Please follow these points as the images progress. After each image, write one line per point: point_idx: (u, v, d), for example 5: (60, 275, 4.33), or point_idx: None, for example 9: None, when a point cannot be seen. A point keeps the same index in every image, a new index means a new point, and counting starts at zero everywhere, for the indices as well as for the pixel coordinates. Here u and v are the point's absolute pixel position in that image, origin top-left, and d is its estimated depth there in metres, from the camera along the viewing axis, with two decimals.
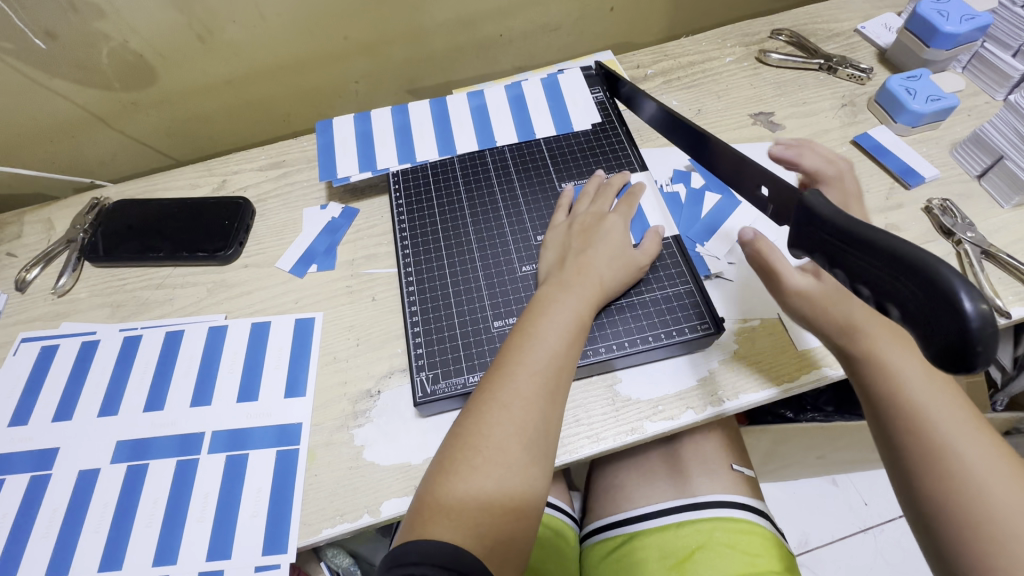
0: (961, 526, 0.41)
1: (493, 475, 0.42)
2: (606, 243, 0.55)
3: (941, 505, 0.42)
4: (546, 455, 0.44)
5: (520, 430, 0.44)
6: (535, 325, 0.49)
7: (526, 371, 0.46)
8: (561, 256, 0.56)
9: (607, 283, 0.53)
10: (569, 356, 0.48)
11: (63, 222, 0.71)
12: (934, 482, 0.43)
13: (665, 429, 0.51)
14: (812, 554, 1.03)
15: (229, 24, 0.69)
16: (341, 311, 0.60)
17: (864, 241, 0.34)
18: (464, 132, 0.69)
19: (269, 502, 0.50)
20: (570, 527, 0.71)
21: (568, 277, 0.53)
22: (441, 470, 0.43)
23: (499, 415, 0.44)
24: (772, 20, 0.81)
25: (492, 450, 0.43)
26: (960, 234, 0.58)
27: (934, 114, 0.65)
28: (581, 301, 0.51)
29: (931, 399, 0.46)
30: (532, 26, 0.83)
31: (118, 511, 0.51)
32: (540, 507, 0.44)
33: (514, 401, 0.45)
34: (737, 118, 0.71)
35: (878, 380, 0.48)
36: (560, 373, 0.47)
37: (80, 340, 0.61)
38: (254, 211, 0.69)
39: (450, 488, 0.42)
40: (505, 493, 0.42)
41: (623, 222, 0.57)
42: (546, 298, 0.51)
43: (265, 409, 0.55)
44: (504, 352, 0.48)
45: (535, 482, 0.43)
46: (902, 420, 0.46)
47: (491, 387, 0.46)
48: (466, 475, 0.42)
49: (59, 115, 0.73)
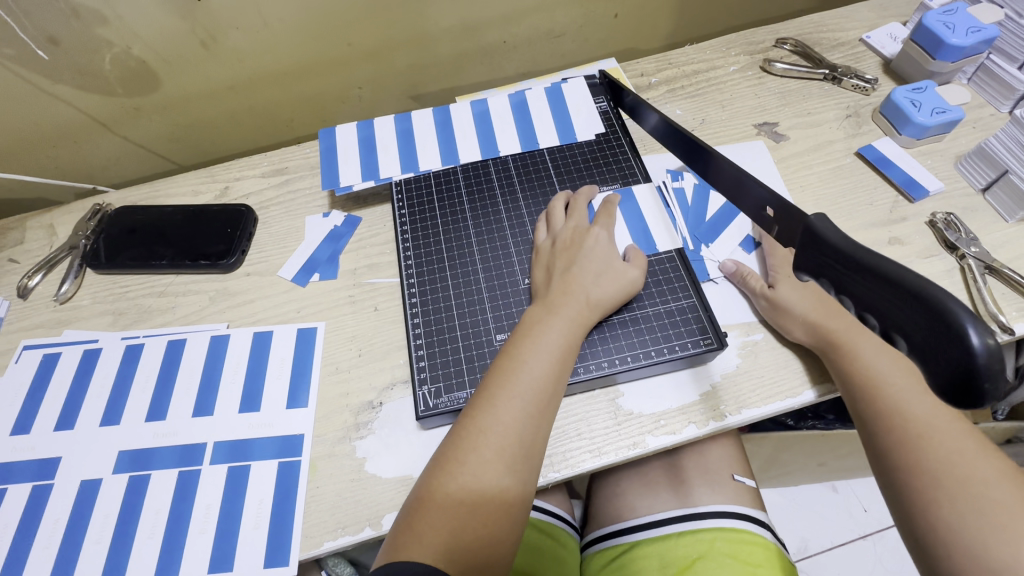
0: (927, 510, 0.42)
1: (469, 500, 0.43)
2: (593, 260, 0.55)
3: (913, 490, 0.43)
4: (525, 480, 0.44)
5: (499, 455, 0.44)
6: (521, 347, 0.49)
7: (508, 396, 0.46)
8: (548, 274, 0.55)
9: (595, 300, 0.52)
10: (554, 379, 0.48)
11: (65, 228, 0.71)
12: (907, 467, 0.44)
13: (667, 444, 0.51)
14: (811, 560, 1.03)
15: (233, 31, 0.69)
16: (343, 322, 0.60)
17: (870, 268, 0.34)
18: (468, 141, 0.69)
19: (271, 513, 0.50)
20: (571, 537, 0.71)
21: (555, 296, 0.53)
22: (421, 494, 0.44)
23: (479, 440, 0.44)
24: (777, 29, 0.81)
25: (469, 477, 0.43)
26: (964, 248, 0.58)
27: (939, 126, 0.65)
28: (569, 323, 0.51)
29: (900, 382, 0.47)
30: (536, 32, 0.82)
31: (119, 522, 0.51)
32: (515, 534, 0.44)
33: (494, 426, 0.45)
34: (741, 128, 0.71)
35: (846, 369, 0.49)
36: (544, 398, 0.47)
37: (83, 348, 0.61)
38: (256, 219, 0.69)
39: (427, 515, 0.42)
40: (482, 518, 0.42)
41: (608, 237, 0.57)
42: (532, 319, 0.51)
43: (267, 420, 0.55)
44: (488, 375, 0.48)
45: (514, 507, 0.44)
46: (874, 407, 0.47)
47: (473, 411, 0.46)
48: (442, 500, 0.43)
49: (61, 120, 0.73)
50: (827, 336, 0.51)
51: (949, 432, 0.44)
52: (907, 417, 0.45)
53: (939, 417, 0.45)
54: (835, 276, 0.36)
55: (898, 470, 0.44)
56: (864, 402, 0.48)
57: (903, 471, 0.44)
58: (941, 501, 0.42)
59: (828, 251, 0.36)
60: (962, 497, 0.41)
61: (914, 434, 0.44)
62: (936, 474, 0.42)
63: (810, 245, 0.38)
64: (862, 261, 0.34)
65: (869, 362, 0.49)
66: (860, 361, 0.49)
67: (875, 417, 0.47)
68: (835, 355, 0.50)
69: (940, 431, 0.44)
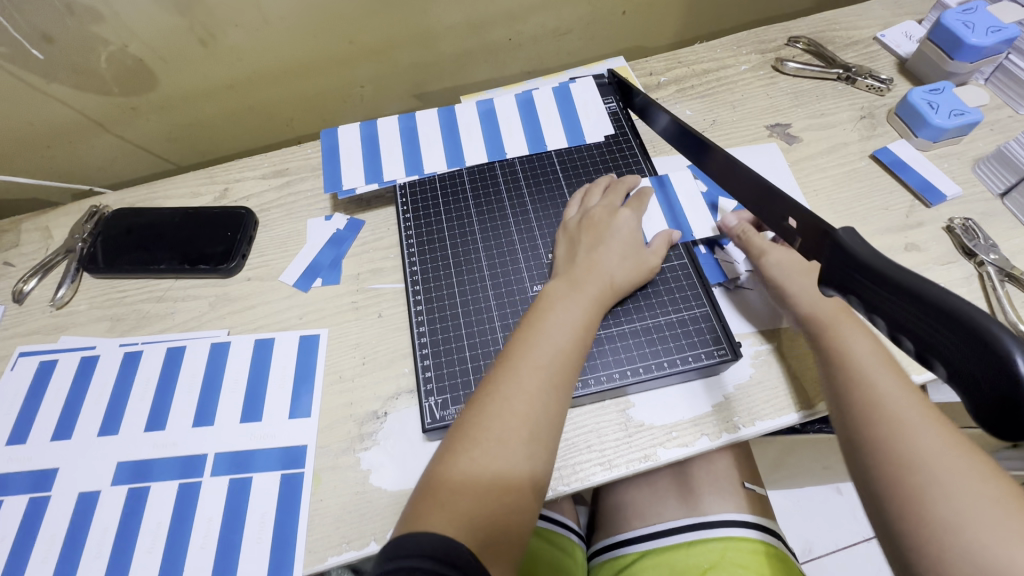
0: (911, 509, 0.38)
1: (490, 469, 0.41)
2: (619, 241, 0.54)
3: (893, 489, 0.39)
4: (546, 453, 0.43)
5: (521, 426, 0.43)
6: (543, 321, 0.48)
7: (528, 366, 0.45)
8: (571, 249, 0.55)
9: (618, 283, 0.52)
10: (576, 354, 0.47)
11: (62, 230, 0.69)
12: (889, 459, 0.40)
13: (678, 457, 0.49)
14: (816, 563, 1.02)
15: (232, 28, 0.67)
16: (346, 329, 0.59)
17: (905, 288, 0.33)
18: (473, 142, 0.67)
19: (274, 526, 0.49)
20: (577, 546, 0.69)
21: (578, 273, 0.52)
22: (440, 466, 0.42)
23: (499, 410, 0.43)
24: (789, 27, 0.79)
25: (490, 446, 0.42)
26: (982, 254, 0.56)
27: (957, 128, 0.63)
28: (591, 301, 0.50)
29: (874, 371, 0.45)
30: (542, 29, 0.81)
31: (118, 536, 0.49)
32: (535, 504, 0.42)
33: (517, 396, 0.44)
34: (753, 129, 0.70)
35: (834, 357, 0.48)
36: (565, 371, 0.46)
37: (80, 355, 0.59)
38: (257, 221, 0.68)
39: (447, 484, 0.41)
40: (504, 488, 0.41)
41: (636, 219, 0.56)
42: (553, 294, 0.50)
43: (269, 430, 0.54)
44: (508, 347, 0.47)
45: (535, 479, 0.42)
46: (856, 397, 0.45)
47: (494, 382, 0.45)
48: (463, 469, 0.41)
49: (57, 120, 0.71)
50: (819, 321, 0.50)
51: (931, 424, 0.41)
52: (890, 410, 0.43)
53: (922, 411, 0.42)
54: (869, 296, 0.36)
55: (879, 466, 0.41)
56: (846, 393, 0.45)
57: (884, 465, 0.41)
58: (923, 497, 0.38)
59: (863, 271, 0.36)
60: (941, 491, 0.38)
61: (897, 425, 0.42)
62: (917, 467, 0.39)
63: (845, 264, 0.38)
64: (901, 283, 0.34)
65: (856, 354, 0.47)
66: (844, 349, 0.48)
67: (858, 408, 0.44)
68: (823, 343, 0.49)
69: (921, 425, 0.41)
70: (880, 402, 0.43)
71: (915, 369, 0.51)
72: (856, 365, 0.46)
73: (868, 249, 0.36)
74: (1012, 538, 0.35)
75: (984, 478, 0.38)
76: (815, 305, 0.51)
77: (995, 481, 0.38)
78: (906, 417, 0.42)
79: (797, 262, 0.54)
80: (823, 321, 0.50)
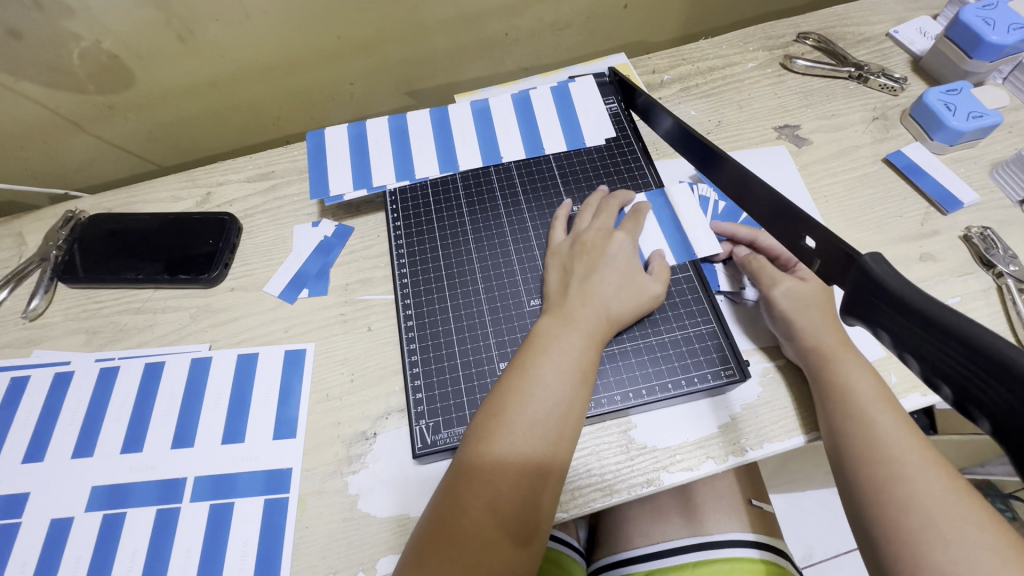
0: (906, 548, 0.37)
1: (483, 532, 0.39)
2: (613, 269, 0.51)
3: (888, 528, 0.38)
4: (543, 511, 0.40)
5: (517, 482, 0.40)
6: (539, 362, 0.45)
7: (528, 411, 0.42)
8: (564, 279, 0.52)
9: (615, 314, 0.49)
10: (577, 400, 0.44)
11: (35, 236, 0.66)
12: (888, 502, 0.39)
13: (681, 481, 0.47)
14: (817, 568, 0.97)
15: (212, 23, 0.63)
16: (334, 343, 0.56)
17: (934, 322, 0.32)
18: (467, 145, 0.64)
19: (257, 555, 0.47)
20: (575, 562, 0.67)
21: (571, 307, 0.49)
22: (431, 525, 0.40)
23: (494, 465, 0.41)
24: (798, 22, 0.75)
25: (483, 507, 0.39)
26: (1001, 266, 0.54)
27: (976, 132, 0.60)
28: (586, 337, 0.47)
29: (877, 408, 0.44)
30: (540, 24, 0.77)
31: (92, 565, 0.47)
32: (533, 563, 0.40)
33: (512, 450, 0.41)
34: (760, 131, 0.66)
35: (834, 390, 0.46)
36: (568, 417, 0.43)
37: (54, 371, 0.56)
38: (241, 228, 0.65)
39: (442, 541, 0.38)
40: (498, 551, 0.39)
41: (631, 243, 0.53)
42: (547, 331, 0.47)
43: (252, 451, 0.51)
44: (502, 391, 0.44)
45: (531, 539, 0.40)
46: (855, 435, 0.43)
47: (487, 431, 0.42)
48: (455, 532, 0.39)
49: (29, 119, 0.67)
50: (821, 352, 0.48)
51: (931, 467, 0.39)
52: (890, 450, 0.41)
53: (922, 452, 0.40)
54: (899, 331, 0.34)
55: (876, 507, 0.39)
56: (845, 428, 0.44)
57: (881, 507, 0.39)
58: (919, 542, 0.36)
59: (897, 307, 0.34)
60: (938, 538, 0.36)
61: (898, 468, 0.40)
62: (916, 511, 0.38)
63: (878, 298, 0.36)
64: (939, 321, 0.31)
65: (858, 388, 0.45)
66: (844, 380, 0.46)
67: (857, 445, 0.42)
68: (824, 375, 0.47)
69: (921, 466, 0.39)
70: (881, 441, 0.42)
71: (930, 389, 0.49)
72: (856, 400, 0.44)
73: (906, 284, 0.34)
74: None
75: (981, 526, 0.36)
76: (819, 335, 0.48)
77: (992, 529, 0.36)
78: (905, 455, 0.40)
79: (805, 293, 0.51)
80: (825, 353, 0.47)
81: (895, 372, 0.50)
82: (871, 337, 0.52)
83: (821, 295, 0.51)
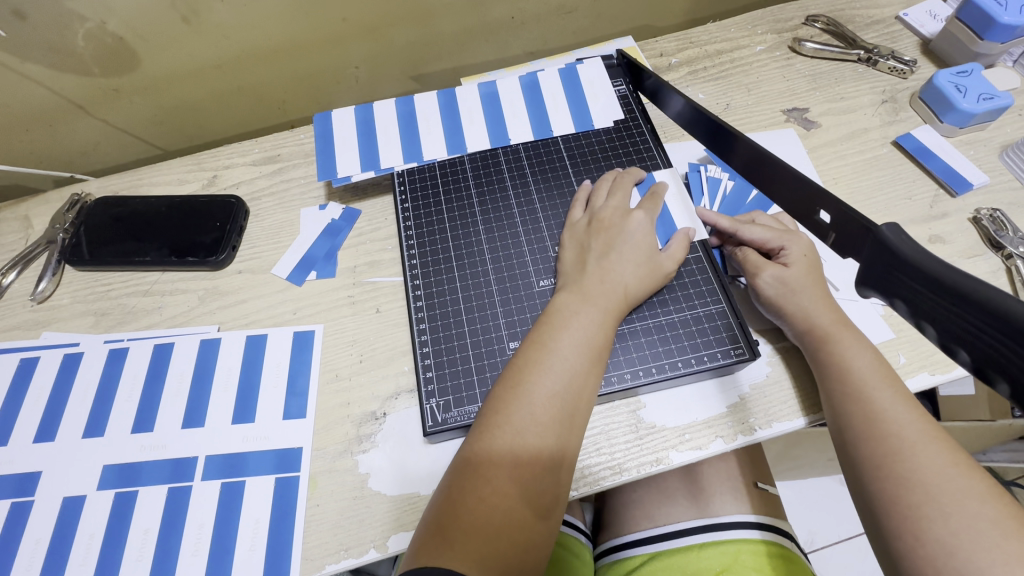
0: (907, 523, 0.37)
1: (503, 505, 0.39)
2: (632, 246, 0.51)
3: (891, 502, 0.38)
4: (559, 487, 0.41)
5: (535, 456, 0.41)
6: (555, 338, 0.45)
7: (541, 389, 0.42)
8: (582, 254, 0.52)
9: (632, 291, 0.49)
10: (590, 378, 0.44)
11: (41, 220, 0.66)
12: (888, 479, 0.39)
13: (691, 460, 0.47)
14: (818, 554, 0.97)
15: (217, 4, 0.63)
16: (343, 324, 0.56)
17: (949, 287, 0.33)
18: (476, 127, 0.64)
19: (268, 532, 0.47)
20: (584, 546, 0.68)
21: (590, 283, 0.49)
22: (450, 498, 0.40)
23: (511, 439, 0.41)
24: (806, 5, 0.75)
25: (500, 481, 0.40)
26: (1011, 246, 0.54)
27: (986, 114, 0.60)
28: (604, 312, 0.47)
29: (880, 385, 0.43)
30: (546, 7, 0.76)
31: (105, 542, 0.47)
32: (550, 537, 0.40)
33: (527, 427, 0.41)
34: (769, 114, 0.66)
35: (831, 370, 0.46)
36: (581, 394, 0.43)
37: (63, 352, 0.56)
38: (248, 211, 0.64)
39: (460, 518, 0.38)
40: (518, 527, 0.39)
41: (649, 221, 0.53)
42: (564, 306, 0.47)
43: (262, 431, 0.51)
44: (517, 368, 0.44)
45: (548, 512, 0.40)
46: (855, 413, 0.43)
47: (503, 406, 0.42)
48: (474, 504, 0.39)
49: (35, 102, 0.67)
50: (816, 333, 0.47)
51: (932, 443, 0.39)
52: (890, 427, 0.41)
53: (923, 428, 0.40)
54: (919, 301, 0.35)
55: (877, 483, 0.40)
56: (844, 406, 0.44)
57: (881, 484, 0.39)
58: (921, 517, 0.37)
59: (916, 276, 0.35)
60: (938, 512, 0.36)
61: (899, 445, 0.40)
62: (916, 486, 0.38)
63: (898, 270, 0.37)
64: (955, 286, 0.32)
65: (855, 366, 0.45)
66: (845, 359, 0.45)
67: (857, 424, 0.42)
68: (821, 355, 0.46)
69: (922, 441, 0.40)
70: (880, 419, 0.42)
71: (939, 369, 0.49)
72: (854, 378, 0.44)
73: (921, 253, 0.35)
74: (1010, 561, 0.33)
75: (983, 499, 0.36)
76: (812, 317, 0.48)
77: (993, 502, 0.36)
78: (906, 431, 0.40)
79: (790, 280, 0.50)
80: (821, 334, 0.47)
81: (903, 352, 0.50)
82: (880, 318, 0.52)
83: (810, 279, 0.50)
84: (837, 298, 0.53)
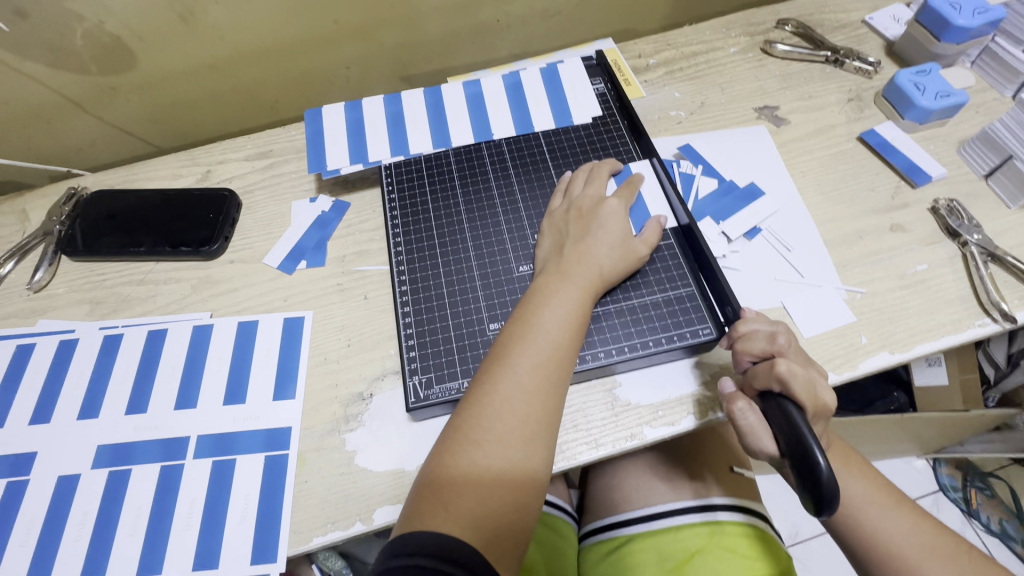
0: None
1: (492, 469, 0.41)
2: (607, 230, 0.53)
3: None
4: (546, 451, 0.43)
5: (521, 422, 0.43)
6: (537, 314, 0.48)
7: (525, 360, 0.45)
8: (560, 240, 0.54)
9: (607, 272, 0.51)
10: (572, 349, 0.47)
11: (38, 213, 0.68)
12: None
13: (665, 435, 0.49)
14: (803, 546, 0.99)
15: (212, 6, 0.65)
16: (331, 311, 0.58)
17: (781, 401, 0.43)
18: (460, 122, 0.66)
19: (258, 508, 0.49)
20: (570, 525, 0.71)
21: (568, 265, 0.51)
22: (439, 465, 0.42)
23: (497, 406, 0.43)
24: (778, 9, 0.78)
25: (489, 447, 0.42)
26: (966, 235, 0.57)
27: (943, 111, 0.63)
28: (581, 291, 0.49)
29: (869, 504, 0.47)
30: (531, 10, 0.79)
31: (98, 519, 0.49)
32: (539, 501, 0.43)
33: (512, 397, 0.43)
34: (741, 111, 0.69)
35: None
36: (562, 365, 0.46)
37: (59, 338, 0.58)
38: (240, 204, 0.67)
39: (450, 484, 0.41)
40: (505, 490, 0.41)
41: (624, 208, 0.56)
42: (544, 287, 0.50)
43: (252, 412, 0.53)
44: (503, 342, 0.47)
45: (537, 476, 0.42)
46: (857, 536, 0.47)
47: (489, 377, 0.45)
48: (466, 470, 0.41)
49: (32, 99, 0.69)
50: None
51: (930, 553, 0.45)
52: (888, 541, 0.46)
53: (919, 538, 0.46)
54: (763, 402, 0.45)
55: None
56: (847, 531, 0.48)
57: None
58: None
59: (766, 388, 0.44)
60: None
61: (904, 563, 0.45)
62: None
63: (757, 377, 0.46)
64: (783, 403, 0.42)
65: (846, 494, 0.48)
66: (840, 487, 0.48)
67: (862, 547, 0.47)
68: None
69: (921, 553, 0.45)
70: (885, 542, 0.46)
71: (898, 348, 0.52)
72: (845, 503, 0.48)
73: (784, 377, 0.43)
74: None
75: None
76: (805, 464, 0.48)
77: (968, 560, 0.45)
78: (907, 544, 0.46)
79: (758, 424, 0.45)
80: None
81: (865, 333, 0.53)
82: (841, 302, 0.55)
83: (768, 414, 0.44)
84: (801, 283, 0.56)
